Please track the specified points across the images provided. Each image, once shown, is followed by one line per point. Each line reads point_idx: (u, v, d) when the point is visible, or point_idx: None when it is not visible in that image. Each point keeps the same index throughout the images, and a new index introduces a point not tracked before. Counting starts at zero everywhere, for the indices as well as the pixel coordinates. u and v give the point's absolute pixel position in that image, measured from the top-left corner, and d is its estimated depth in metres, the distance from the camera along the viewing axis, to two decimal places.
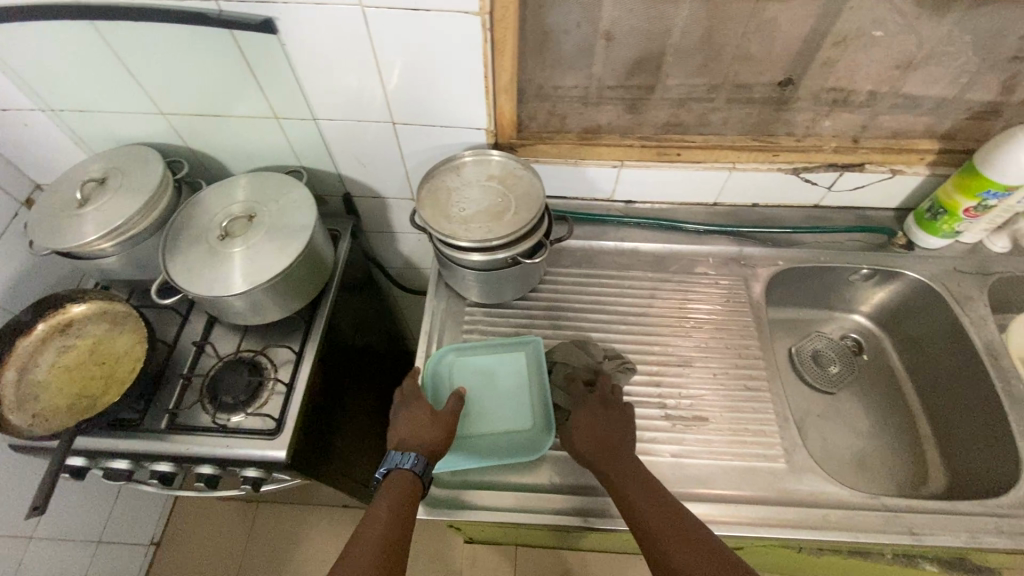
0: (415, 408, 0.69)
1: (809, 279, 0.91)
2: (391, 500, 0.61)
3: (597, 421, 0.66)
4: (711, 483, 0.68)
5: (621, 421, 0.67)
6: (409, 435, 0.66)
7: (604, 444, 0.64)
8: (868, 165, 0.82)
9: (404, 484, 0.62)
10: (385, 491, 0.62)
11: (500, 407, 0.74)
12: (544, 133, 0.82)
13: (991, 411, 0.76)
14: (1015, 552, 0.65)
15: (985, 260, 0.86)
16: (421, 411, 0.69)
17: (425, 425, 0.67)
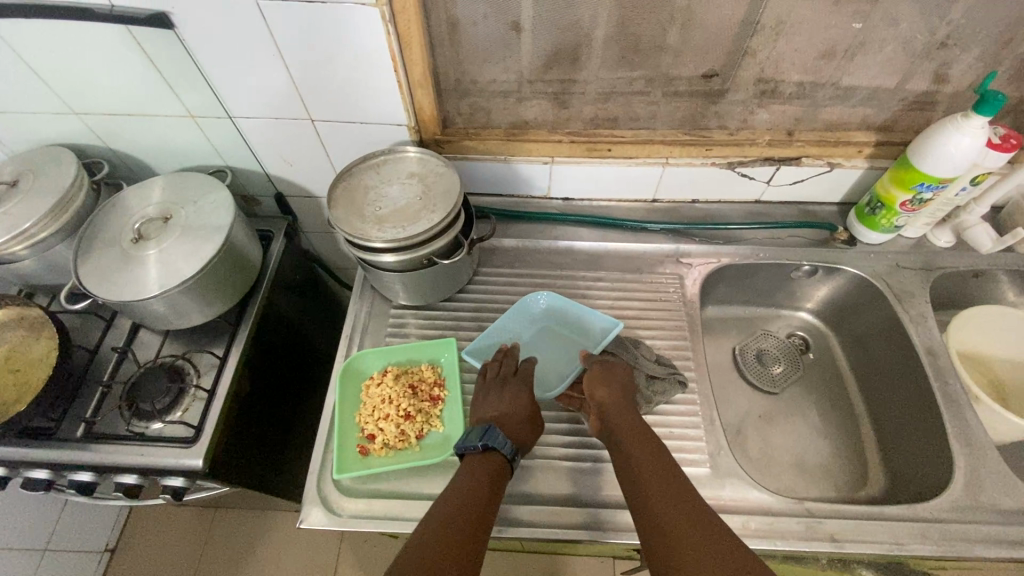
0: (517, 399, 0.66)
1: (751, 276, 0.89)
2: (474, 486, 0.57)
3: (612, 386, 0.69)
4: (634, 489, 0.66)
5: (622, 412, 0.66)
6: (503, 423, 0.64)
7: (620, 415, 0.65)
8: (804, 159, 0.80)
9: (490, 465, 0.59)
10: (463, 472, 0.59)
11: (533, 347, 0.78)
12: (470, 129, 0.79)
13: (928, 410, 0.74)
14: (943, 558, 0.62)
15: (928, 255, 0.85)
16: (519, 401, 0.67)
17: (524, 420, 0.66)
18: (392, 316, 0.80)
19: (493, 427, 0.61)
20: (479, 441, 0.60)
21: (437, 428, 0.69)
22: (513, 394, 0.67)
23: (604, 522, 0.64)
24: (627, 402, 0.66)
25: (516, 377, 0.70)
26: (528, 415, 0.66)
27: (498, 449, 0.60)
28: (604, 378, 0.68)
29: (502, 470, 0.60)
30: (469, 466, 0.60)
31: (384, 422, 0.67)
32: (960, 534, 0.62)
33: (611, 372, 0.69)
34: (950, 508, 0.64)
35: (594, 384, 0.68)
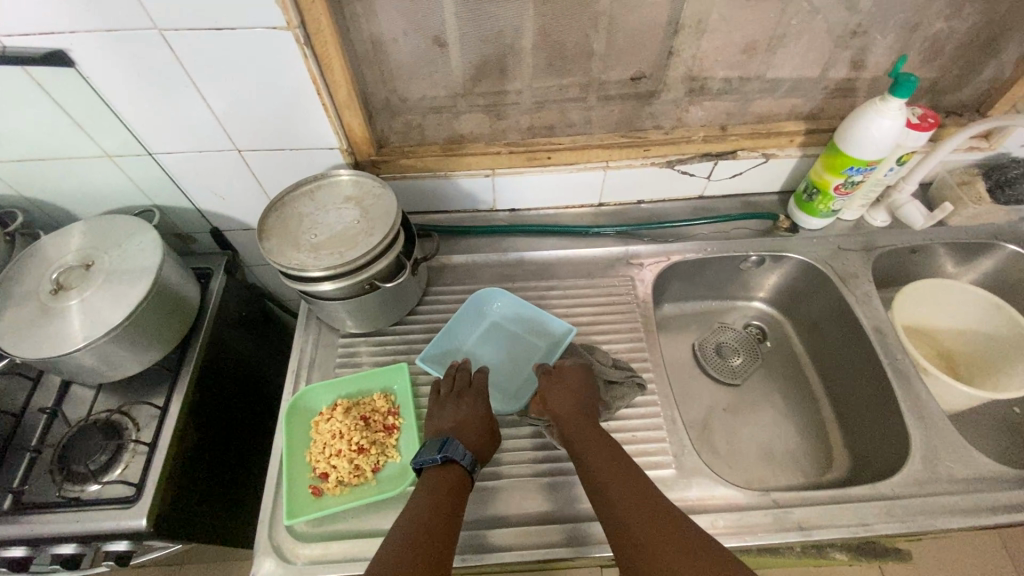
0: (472, 406, 0.65)
1: (702, 271, 0.90)
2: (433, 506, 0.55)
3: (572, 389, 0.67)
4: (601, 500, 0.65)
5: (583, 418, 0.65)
6: (461, 435, 0.63)
7: (579, 427, 0.63)
8: (739, 152, 0.82)
9: (449, 480, 0.58)
10: (420, 491, 0.57)
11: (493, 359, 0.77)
12: (406, 148, 0.78)
13: (882, 387, 0.75)
14: (908, 535, 0.63)
15: (867, 235, 0.87)
16: (475, 410, 0.65)
17: (483, 429, 0.64)
18: (341, 346, 0.77)
19: (452, 439, 0.60)
20: (439, 454, 0.58)
21: (394, 459, 0.66)
22: (470, 406, 0.66)
23: (574, 537, 0.62)
24: (583, 407, 0.65)
25: (471, 386, 0.68)
26: (487, 425, 0.65)
27: (458, 462, 0.58)
28: (556, 386, 0.67)
29: (462, 485, 0.58)
30: (427, 480, 0.58)
31: (336, 458, 0.64)
32: (921, 508, 0.63)
33: (562, 378, 0.68)
34: (910, 483, 0.65)
35: (546, 394, 0.67)
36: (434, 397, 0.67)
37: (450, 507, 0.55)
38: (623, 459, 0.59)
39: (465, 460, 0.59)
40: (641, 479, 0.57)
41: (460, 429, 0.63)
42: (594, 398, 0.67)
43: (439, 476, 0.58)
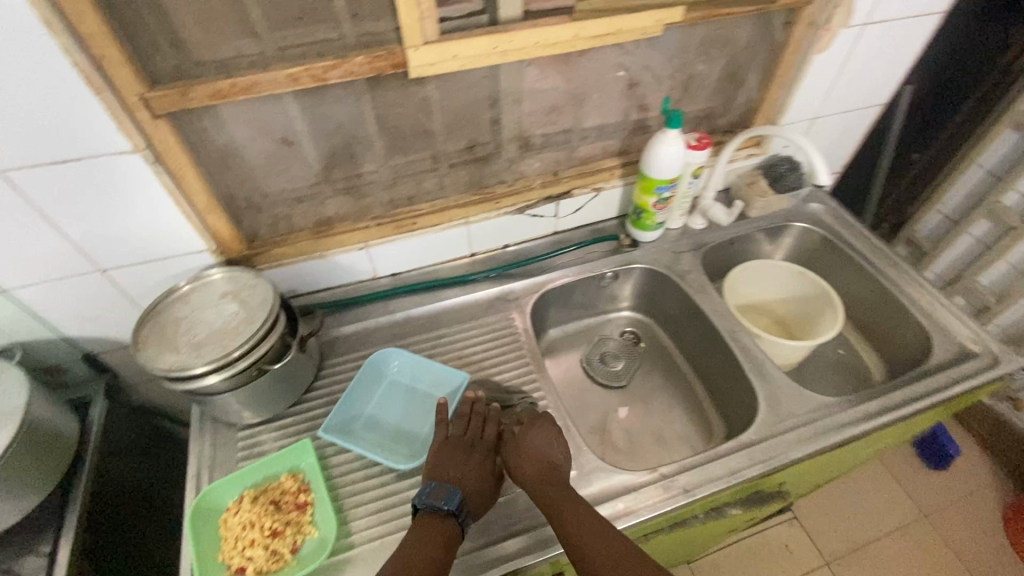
0: (479, 460, 0.70)
1: (572, 295, 1.02)
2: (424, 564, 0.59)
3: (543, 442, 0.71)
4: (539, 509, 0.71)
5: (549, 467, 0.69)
6: (464, 488, 0.67)
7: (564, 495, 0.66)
8: (573, 190, 0.97)
9: (440, 534, 0.62)
10: (412, 538, 0.61)
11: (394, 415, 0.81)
12: (276, 238, 0.84)
13: (730, 357, 0.89)
14: (771, 473, 0.75)
15: (692, 237, 1.05)
16: (481, 464, 0.70)
17: (485, 482, 0.69)
18: (241, 439, 0.77)
19: (460, 494, 0.64)
20: (446, 506, 0.63)
21: (312, 534, 0.67)
22: (478, 458, 0.70)
23: (501, 555, 0.66)
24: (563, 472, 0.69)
25: (484, 441, 0.73)
26: (489, 479, 0.69)
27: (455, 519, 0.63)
28: (541, 451, 0.70)
29: (451, 540, 0.62)
30: (423, 526, 0.63)
31: (251, 549, 0.64)
32: (774, 447, 0.76)
33: (550, 441, 0.71)
34: (762, 430, 0.78)
35: (533, 453, 0.70)
36: (443, 439, 0.72)
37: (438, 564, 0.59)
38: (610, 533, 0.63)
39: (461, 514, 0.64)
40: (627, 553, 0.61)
41: (464, 478, 0.68)
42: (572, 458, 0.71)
43: (433, 524, 0.63)
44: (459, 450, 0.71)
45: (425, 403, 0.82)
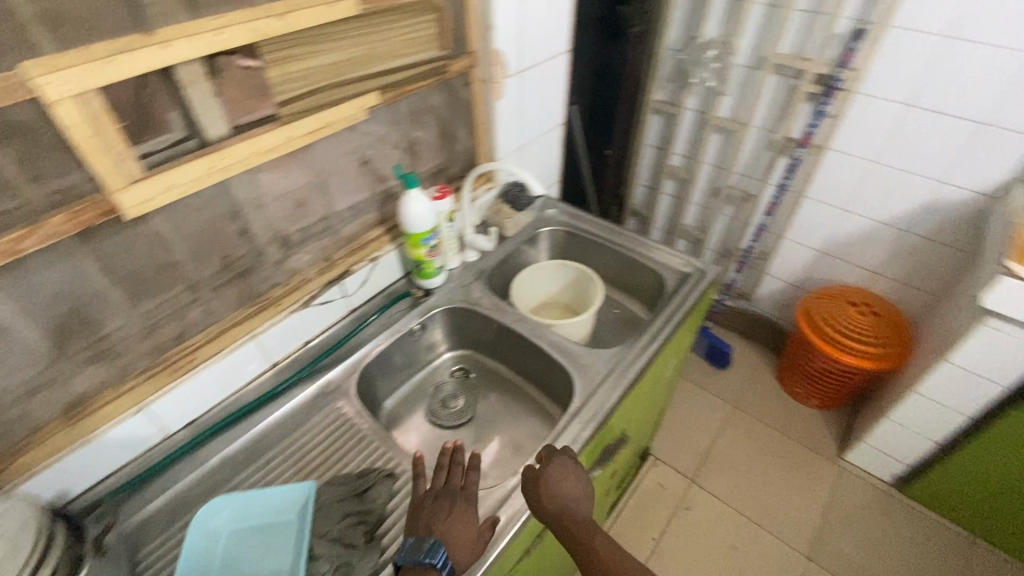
0: (460, 510, 0.73)
1: (389, 360, 1.08)
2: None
3: (559, 477, 0.79)
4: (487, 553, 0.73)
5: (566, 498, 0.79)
6: (446, 539, 0.70)
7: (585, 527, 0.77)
8: (351, 269, 1.04)
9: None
10: None
11: (243, 562, 0.72)
12: (18, 446, 0.70)
13: (541, 354, 1.07)
14: (600, 427, 0.92)
15: (470, 270, 1.20)
16: (461, 513, 0.73)
17: (465, 533, 0.71)
18: None
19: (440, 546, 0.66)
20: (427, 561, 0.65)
21: None
22: (459, 509, 0.73)
23: None
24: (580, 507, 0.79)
25: (465, 491, 0.76)
26: (469, 536, 0.72)
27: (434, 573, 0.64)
28: (569, 492, 0.78)
29: None
30: None
31: None
32: (595, 408, 0.93)
33: (575, 481, 0.80)
34: (583, 399, 0.95)
35: (552, 492, 0.78)
36: (424, 495, 0.75)
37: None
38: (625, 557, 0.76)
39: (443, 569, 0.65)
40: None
41: (446, 526, 0.71)
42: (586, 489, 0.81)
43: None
44: (444, 504, 0.74)
45: (274, 530, 0.75)
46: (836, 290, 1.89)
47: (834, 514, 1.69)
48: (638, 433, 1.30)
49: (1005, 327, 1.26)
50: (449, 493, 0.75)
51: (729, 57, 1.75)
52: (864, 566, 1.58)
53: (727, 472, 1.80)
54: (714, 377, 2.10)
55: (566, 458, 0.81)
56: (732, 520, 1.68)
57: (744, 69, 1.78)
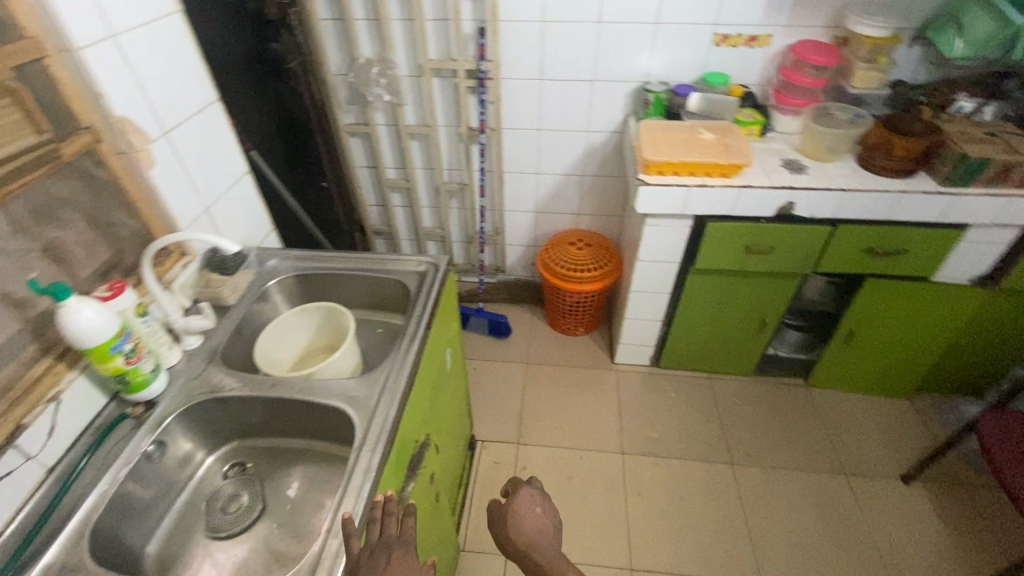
0: (396, 558, 0.75)
1: (129, 499, 0.91)
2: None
3: (529, 510, 0.95)
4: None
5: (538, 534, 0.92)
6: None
7: (546, 546, 0.91)
8: (22, 423, 0.83)
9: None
10: None
11: None
12: None
13: (309, 406, 1.03)
14: (391, 445, 0.94)
15: (197, 358, 1.08)
16: (397, 561, 0.75)
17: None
18: None
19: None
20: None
21: None
22: (399, 555, 0.76)
23: None
24: (542, 533, 0.93)
25: (403, 538, 0.78)
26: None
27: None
28: (531, 518, 0.94)
29: None
30: None
31: None
32: (379, 429, 0.94)
33: (538, 510, 0.95)
34: (365, 428, 0.95)
35: (518, 527, 0.93)
36: (362, 550, 0.76)
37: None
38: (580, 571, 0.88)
39: None
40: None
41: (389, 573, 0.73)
42: (554, 513, 0.97)
43: None
44: (383, 557, 0.75)
45: None
46: (559, 238, 2.25)
47: (627, 410, 2.04)
48: (446, 432, 1.34)
49: (658, 220, 1.68)
50: (389, 539, 0.78)
51: (392, 72, 1.90)
52: (657, 437, 1.94)
53: (541, 422, 2.01)
54: (504, 348, 2.30)
55: (528, 492, 0.97)
56: (562, 458, 1.88)
57: (409, 79, 1.94)
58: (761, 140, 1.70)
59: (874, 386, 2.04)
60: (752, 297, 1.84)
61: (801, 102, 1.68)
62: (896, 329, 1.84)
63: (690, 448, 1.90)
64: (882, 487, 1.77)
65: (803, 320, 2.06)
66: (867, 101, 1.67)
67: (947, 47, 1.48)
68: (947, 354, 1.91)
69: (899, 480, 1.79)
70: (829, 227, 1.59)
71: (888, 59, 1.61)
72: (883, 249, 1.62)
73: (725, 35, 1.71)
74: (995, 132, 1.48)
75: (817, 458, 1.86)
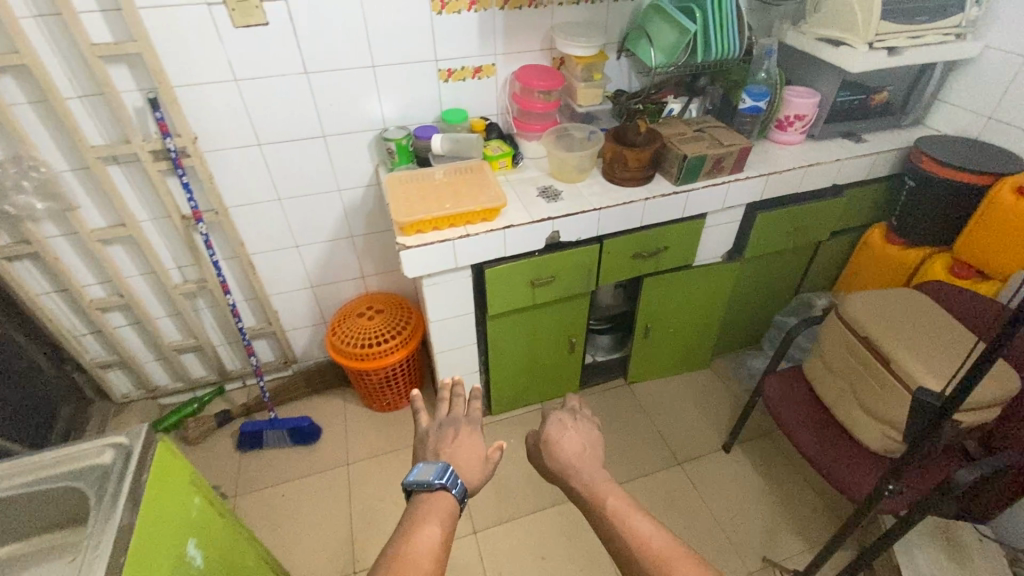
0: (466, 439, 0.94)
1: None
2: (435, 534, 0.78)
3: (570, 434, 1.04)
4: (485, 470, 0.92)
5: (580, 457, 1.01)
6: (455, 464, 0.90)
7: (584, 467, 0.98)
8: None
9: (435, 504, 0.83)
10: (423, 515, 0.81)
11: None
12: None
13: None
14: None
15: None
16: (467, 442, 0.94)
17: (473, 454, 0.92)
18: None
19: (452, 471, 0.86)
20: (437, 481, 0.84)
21: None
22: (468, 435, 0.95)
23: None
24: (579, 457, 1.00)
25: (468, 418, 0.96)
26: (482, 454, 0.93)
27: (448, 487, 0.84)
28: (565, 442, 1.02)
29: (447, 515, 0.82)
30: (426, 504, 0.83)
31: None
32: None
33: (570, 434, 1.04)
34: None
35: (555, 457, 1.02)
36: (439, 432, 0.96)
37: (434, 535, 0.78)
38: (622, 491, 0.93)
39: (455, 489, 0.85)
40: (634, 507, 0.90)
41: (460, 453, 0.92)
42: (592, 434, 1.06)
43: (436, 503, 0.83)
44: (453, 433, 0.95)
45: None
46: (346, 309, 1.95)
47: None
48: None
49: (433, 280, 1.50)
50: (459, 422, 0.97)
51: (39, 170, 1.41)
52: (508, 495, 1.80)
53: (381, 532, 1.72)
54: (315, 454, 1.93)
55: (555, 421, 1.07)
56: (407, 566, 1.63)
57: (74, 174, 1.47)
58: (514, 172, 1.66)
59: (683, 366, 2.17)
60: (553, 324, 1.79)
61: (539, 127, 1.67)
62: (682, 313, 1.97)
63: (539, 496, 1.80)
64: (710, 465, 1.87)
65: (609, 324, 2.11)
66: (597, 116, 1.71)
67: (644, 55, 1.58)
68: (726, 321, 2.10)
69: (722, 450, 1.91)
70: (597, 245, 1.61)
71: (602, 74, 1.66)
72: (648, 251, 1.68)
73: (450, 69, 1.62)
74: (704, 129, 1.63)
75: (653, 457, 1.90)
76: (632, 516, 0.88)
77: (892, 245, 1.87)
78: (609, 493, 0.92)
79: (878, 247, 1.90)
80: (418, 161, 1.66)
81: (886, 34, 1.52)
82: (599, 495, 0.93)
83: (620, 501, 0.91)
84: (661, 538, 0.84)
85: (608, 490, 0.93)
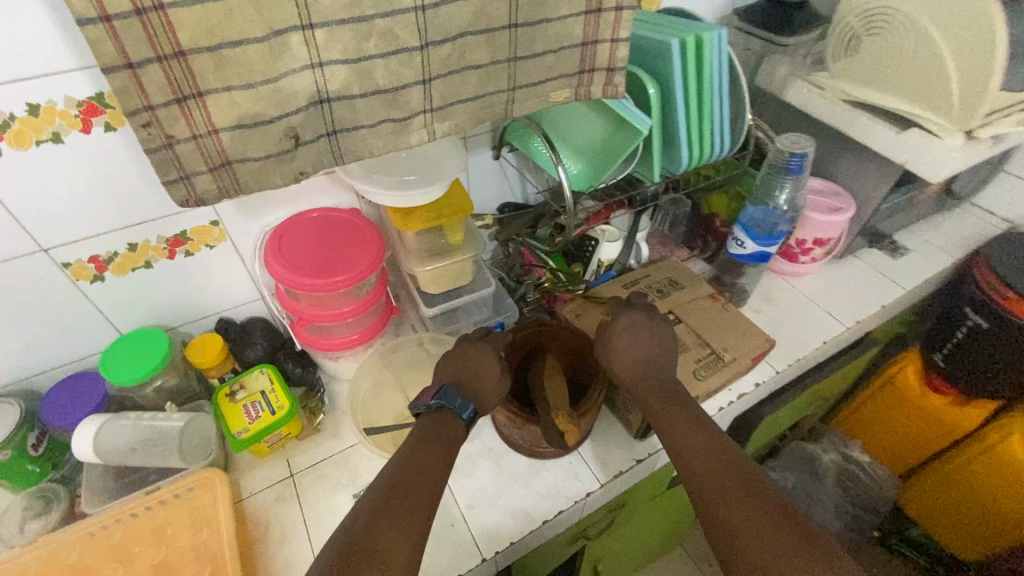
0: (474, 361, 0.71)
1: None
2: (440, 455, 0.61)
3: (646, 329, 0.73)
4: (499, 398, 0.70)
5: (645, 345, 0.72)
6: (461, 382, 0.70)
7: (648, 367, 0.70)
8: None
9: (434, 424, 0.65)
10: (421, 428, 0.65)
11: None
12: None
13: None
14: None
15: None
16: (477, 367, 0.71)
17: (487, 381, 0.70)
18: None
19: (454, 391, 0.67)
20: (433, 402, 0.66)
21: None
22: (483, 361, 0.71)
23: None
24: (642, 365, 0.70)
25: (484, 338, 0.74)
26: (495, 384, 0.70)
27: (459, 413, 0.64)
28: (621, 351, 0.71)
29: (454, 441, 0.64)
30: (431, 424, 0.65)
31: None
32: None
33: (642, 334, 0.73)
34: None
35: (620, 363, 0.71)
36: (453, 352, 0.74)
37: (442, 452, 0.62)
38: (694, 407, 0.65)
39: (466, 412, 0.66)
40: (702, 425, 0.62)
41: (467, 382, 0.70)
42: (666, 327, 0.75)
43: (438, 421, 0.65)
44: (461, 352, 0.73)
45: None
46: None
47: None
48: None
49: None
50: (471, 354, 0.72)
51: None
52: None
53: None
54: None
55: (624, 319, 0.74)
56: None
57: None
58: (309, 439, 0.79)
59: (646, 564, 1.49)
60: None
61: (339, 344, 0.78)
62: (646, 533, 1.25)
63: None
64: None
65: None
66: (467, 312, 0.83)
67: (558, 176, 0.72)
68: None
69: None
70: None
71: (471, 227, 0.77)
72: (596, 526, 0.91)
73: (96, 257, 0.67)
74: (675, 312, 0.84)
75: None
76: (685, 441, 0.60)
77: (937, 396, 1.24)
78: (662, 409, 0.65)
79: (915, 394, 1.27)
80: (73, 464, 0.72)
81: (995, 112, 0.79)
82: (664, 415, 0.64)
83: (687, 431, 0.61)
84: (719, 464, 0.56)
85: (668, 405, 0.65)
